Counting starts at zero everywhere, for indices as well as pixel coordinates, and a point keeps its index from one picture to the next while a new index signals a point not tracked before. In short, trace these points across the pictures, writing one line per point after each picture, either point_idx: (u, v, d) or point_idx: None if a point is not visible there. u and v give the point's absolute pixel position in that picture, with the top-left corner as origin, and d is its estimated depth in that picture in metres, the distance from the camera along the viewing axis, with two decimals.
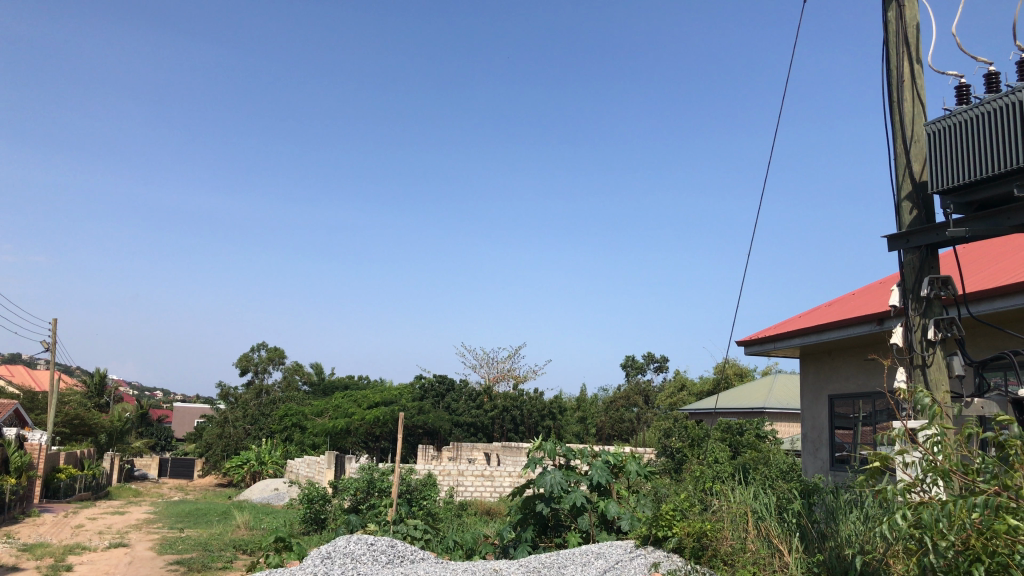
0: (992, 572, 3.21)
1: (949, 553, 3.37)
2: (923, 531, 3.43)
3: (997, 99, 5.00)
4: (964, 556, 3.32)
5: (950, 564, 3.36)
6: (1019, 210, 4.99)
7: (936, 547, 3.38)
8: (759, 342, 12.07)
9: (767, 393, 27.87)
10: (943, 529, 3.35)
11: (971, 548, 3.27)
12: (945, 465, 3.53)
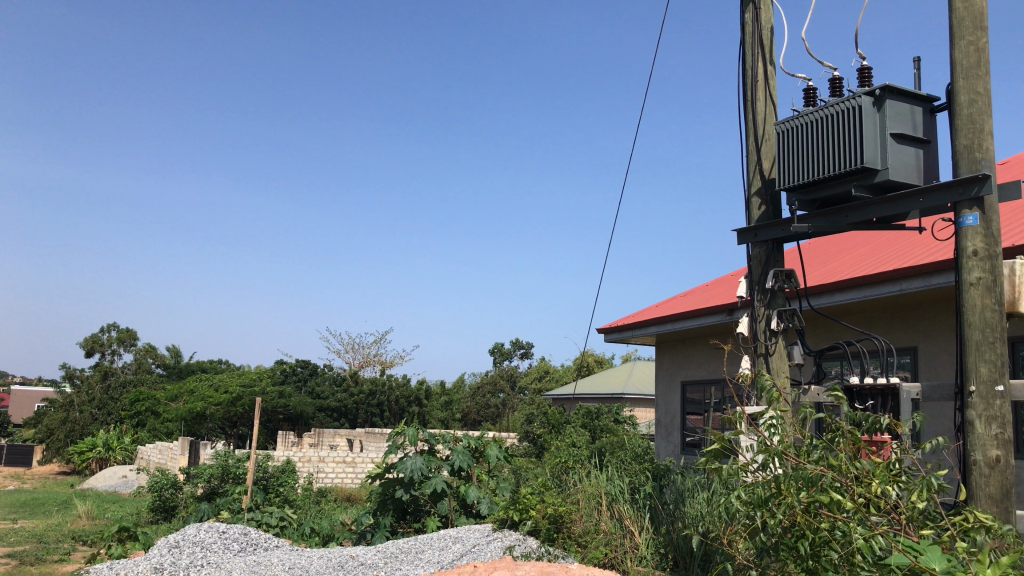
0: (816, 547, 3.38)
1: (778, 530, 3.52)
2: (756, 508, 3.58)
3: (840, 103, 5.29)
4: (791, 534, 3.47)
5: (780, 539, 3.51)
6: (855, 209, 5.32)
7: (767, 523, 3.53)
8: (618, 329, 12.39)
9: (626, 380, 28.77)
10: (773, 507, 3.51)
11: (796, 525, 3.42)
12: (778, 447, 3.71)
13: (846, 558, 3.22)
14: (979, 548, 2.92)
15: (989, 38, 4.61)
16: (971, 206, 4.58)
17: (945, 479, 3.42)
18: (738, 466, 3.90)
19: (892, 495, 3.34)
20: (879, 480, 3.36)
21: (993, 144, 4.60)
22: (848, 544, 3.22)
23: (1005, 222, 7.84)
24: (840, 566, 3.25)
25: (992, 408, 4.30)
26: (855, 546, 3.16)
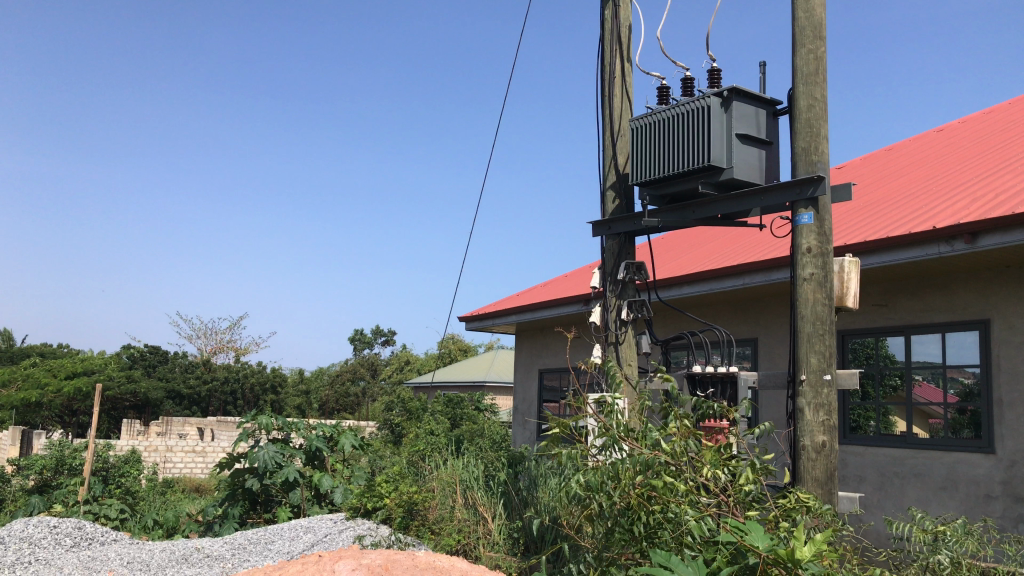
0: (649, 529, 3.48)
1: (616, 511, 3.60)
2: (597, 490, 3.67)
3: (691, 102, 5.48)
4: (627, 515, 3.57)
5: (618, 520, 3.60)
6: (702, 205, 5.55)
7: (607, 505, 3.61)
8: (478, 318, 12.46)
9: (488, 368, 29.00)
10: (612, 490, 3.60)
11: (632, 507, 3.52)
12: (618, 433, 3.82)
13: (677, 537, 3.35)
14: (799, 527, 3.11)
15: (826, 48, 4.90)
16: (806, 206, 4.84)
17: (771, 463, 3.64)
18: (583, 451, 4.00)
19: (723, 479, 3.52)
20: (711, 465, 3.53)
21: (828, 148, 4.88)
22: (679, 524, 3.36)
23: (839, 222, 8.36)
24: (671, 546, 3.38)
25: (820, 396, 4.59)
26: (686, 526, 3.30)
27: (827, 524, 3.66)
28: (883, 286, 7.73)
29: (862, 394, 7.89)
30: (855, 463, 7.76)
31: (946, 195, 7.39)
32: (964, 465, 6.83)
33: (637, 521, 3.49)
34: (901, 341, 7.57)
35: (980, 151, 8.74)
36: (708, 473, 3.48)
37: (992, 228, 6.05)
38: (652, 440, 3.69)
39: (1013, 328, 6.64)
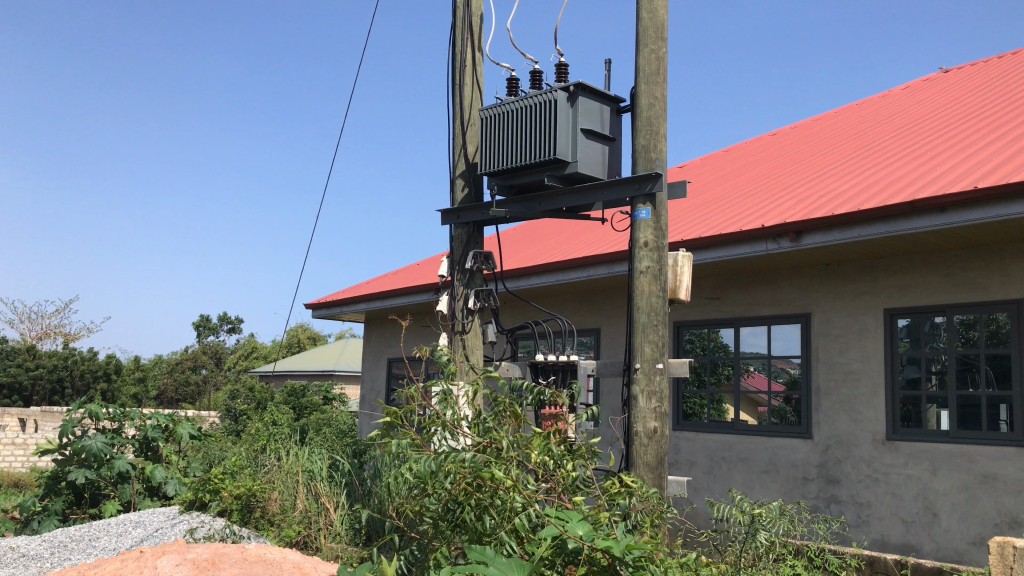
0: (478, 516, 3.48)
1: (446, 500, 3.58)
2: (428, 481, 3.63)
3: (539, 95, 5.56)
4: (456, 504, 3.55)
5: (447, 507, 3.58)
6: (547, 198, 5.64)
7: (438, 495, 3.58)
8: (327, 306, 12.23)
9: (338, 357, 28.54)
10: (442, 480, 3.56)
11: (462, 496, 3.51)
12: None
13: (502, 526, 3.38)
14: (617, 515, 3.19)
15: (667, 50, 5.09)
16: (644, 201, 5.01)
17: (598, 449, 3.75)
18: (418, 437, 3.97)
19: (551, 466, 3.57)
20: (539, 451, 3.58)
21: (666, 147, 5.07)
22: (506, 512, 3.37)
23: (679, 218, 8.70)
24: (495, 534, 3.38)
25: (654, 383, 4.80)
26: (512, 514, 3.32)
27: (651, 507, 3.76)
28: (716, 280, 8.11)
29: (695, 382, 8.26)
30: (687, 448, 8.12)
31: (775, 196, 7.84)
32: (785, 450, 7.29)
33: (467, 506, 3.46)
34: (732, 332, 7.97)
35: (807, 155, 9.35)
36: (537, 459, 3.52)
37: (814, 228, 6.47)
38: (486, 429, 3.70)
39: (831, 322, 7.14)
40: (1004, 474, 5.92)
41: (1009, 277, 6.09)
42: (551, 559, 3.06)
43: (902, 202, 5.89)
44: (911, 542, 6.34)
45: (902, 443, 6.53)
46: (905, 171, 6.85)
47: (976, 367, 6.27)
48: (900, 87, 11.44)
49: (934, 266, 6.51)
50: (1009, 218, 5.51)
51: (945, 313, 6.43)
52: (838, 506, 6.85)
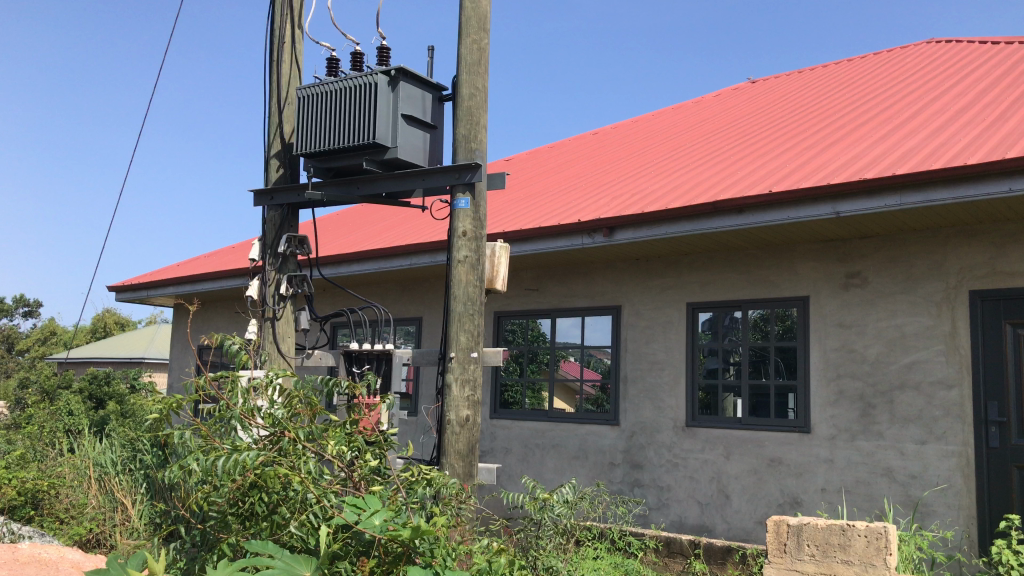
0: (271, 505, 3.33)
1: (232, 492, 3.38)
2: (212, 475, 3.39)
3: (360, 77, 5.45)
4: (244, 495, 3.37)
5: (234, 499, 3.39)
6: (365, 182, 5.53)
7: (223, 488, 3.36)
8: (132, 288, 11.50)
9: (147, 343, 27.00)
10: (227, 473, 3.34)
11: (250, 485, 3.33)
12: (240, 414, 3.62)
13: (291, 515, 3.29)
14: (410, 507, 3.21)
15: (489, 41, 5.11)
16: (464, 190, 5.02)
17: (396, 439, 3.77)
18: (209, 426, 3.75)
19: (347, 455, 3.56)
20: (337, 442, 3.55)
21: (486, 137, 5.10)
22: (297, 503, 3.27)
23: (501, 210, 8.81)
24: (288, 525, 3.28)
25: (467, 372, 4.80)
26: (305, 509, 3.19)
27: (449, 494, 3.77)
28: (534, 271, 8.26)
29: (512, 370, 8.38)
30: (502, 436, 8.22)
31: (592, 192, 8.09)
32: (594, 437, 7.55)
33: (257, 499, 3.35)
34: (548, 323, 8.16)
35: (624, 154, 9.71)
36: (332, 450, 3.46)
37: (626, 224, 6.72)
38: (281, 420, 3.58)
39: (639, 314, 7.45)
40: (788, 457, 6.41)
41: (797, 276, 6.58)
42: (338, 544, 3.05)
43: (706, 202, 6.22)
44: (705, 523, 6.74)
45: (700, 429, 6.92)
46: (711, 173, 7.25)
47: (767, 358, 6.74)
48: (712, 95, 12.10)
49: (732, 264, 6.94)
50: (798, 221, 5.95)
51: (743, 308, 6.87)
52: (641, 490, 7.16)
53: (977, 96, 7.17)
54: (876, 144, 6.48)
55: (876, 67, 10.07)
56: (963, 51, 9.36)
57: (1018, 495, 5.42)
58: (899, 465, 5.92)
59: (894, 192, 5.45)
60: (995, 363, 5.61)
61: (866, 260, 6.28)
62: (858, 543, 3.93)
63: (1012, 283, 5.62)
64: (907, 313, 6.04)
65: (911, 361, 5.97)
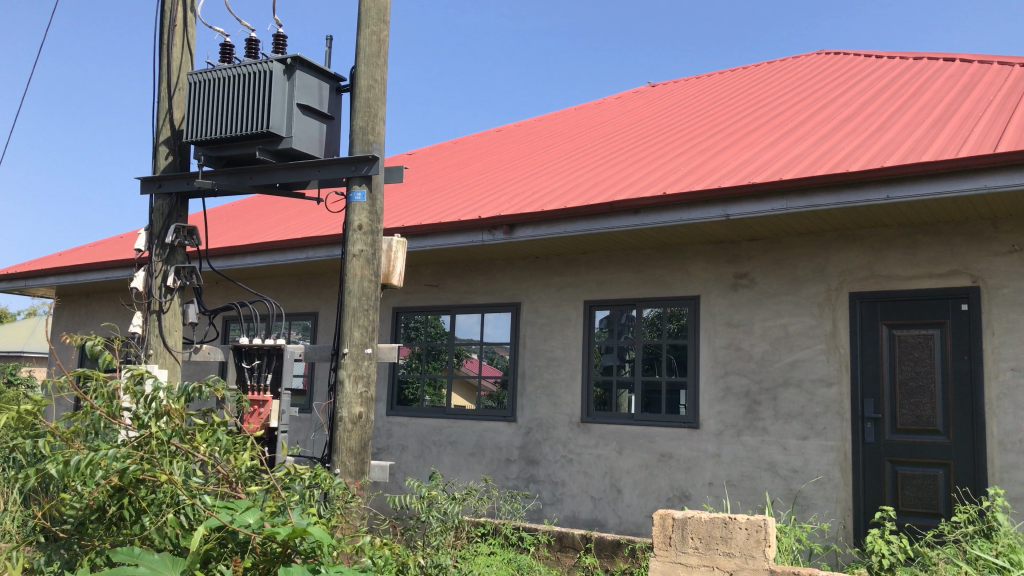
0: (139, 510, 3.21)
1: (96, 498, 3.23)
2: (71, 481, 3.22)
3: (254, 65, 5.30)
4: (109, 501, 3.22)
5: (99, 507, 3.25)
6: (259, 172, 5.38)
7: (84, 494, 3.21)
8: (9, 279, 10.88)
9: (28, 337, 25.68)
10: (90, 479, 3.18)
11: (115, 492, 3.20)
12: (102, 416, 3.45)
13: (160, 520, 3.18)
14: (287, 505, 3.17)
15: (389, 33, 5.04)
16: (360, 183, 4.94)
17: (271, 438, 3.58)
18: (77, 426, 3.56)
19: (219, 456, 3.41)
20: (210, 443, 3.40)
21: (384, 130, 5.03)
22: (166, 508, 3.17)
23: (401, 205, 8.72)
24: (156, 529, 3.17)
25: (360, 368, 4.72)
26: (174, 511, 3.13)
27: (334, 494, 3.71)
28: (434, 267, 8.21)
29: (410, 366, 8.31)
30: (399, 433, 8.15)
31: (493, 189, 8.10)
32: (491, 433, 7.57)
33: (123, 505, 3.22)
34: (448, 319, 8.13)
35: (526, 152, 9.76)
36: (207, 451, 3.36)
37: (525, 221, 6.75)
38: (146, 422, 3.37)
39: (537, 311, 7.51)
40: (678, 452, 6.57)
41: (689, 276, 6.75)
42: (212, 549, 2.95)
43: (603, 202, 6.31)
44: (598, 517, 6.84)
45: (594, 425, 7.02)
46: (610, 174, 7.36)
47: (660, 356, 6.89)
48: (614, 96, 12.30)
49: (628, 263, 7.07)
50: (691, 223, 6.10)
51: (638, 307, 7.00)
52: (536, 486, 7.22)
53: (860, 106, 7.50)
54: (768, 150, 6.71)
55: (769, 76, 10.43)
56: (850, 64, 9.79)
57: (890, 488, 5.70)
58: (782, 459, 6.14)
59: (780, 197, 5.65)
60: (871, 362, 5.90)
61: (754, 261, 6.48)
62: (738, 536, 4.05)
63: (888, 286, 5.90)
64: (791, 313, 6.27)
65: (795, 360, 6.20)
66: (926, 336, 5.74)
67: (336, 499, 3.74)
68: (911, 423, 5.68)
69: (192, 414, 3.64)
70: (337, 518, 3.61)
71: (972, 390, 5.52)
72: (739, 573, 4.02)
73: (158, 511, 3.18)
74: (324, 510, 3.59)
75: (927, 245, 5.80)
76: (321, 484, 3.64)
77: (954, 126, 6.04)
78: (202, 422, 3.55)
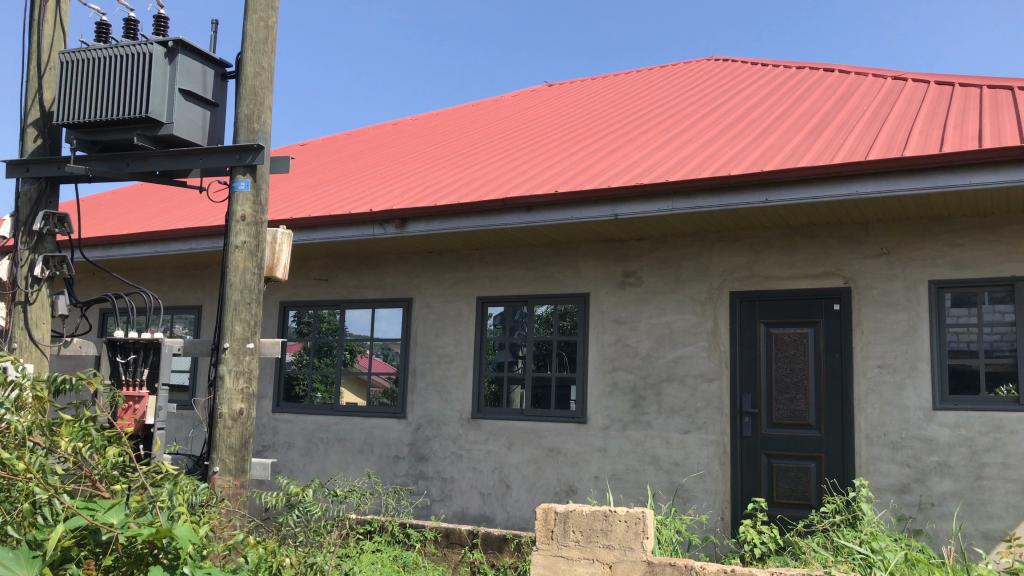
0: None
1: None
2: None
3: (132, 46, 5.07)
4: None
5: None
6: (137, 159, 5.18)
7: None
8: None
9: None
10: None
11: None
12: None
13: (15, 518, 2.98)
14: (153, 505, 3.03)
15: (277, 20, 4.90)
16: (244, 172, 4.79)
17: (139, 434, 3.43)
18: None
19: (84, 452, 3.22)
20: (74, 438, 3.21)
21: (271, 119, 4.89)
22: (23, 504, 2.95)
23: (291, 196, 8.53)
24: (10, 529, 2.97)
25: (242, 363, 4.59)
26: (30, 508, 2.90)
27: (204, 494, 3.59)
28: (324, 261, 8.06)
29: (298, 362, 8.14)
30: (285, 430, 7.96)
31: (386, 183, 8.01)
32: (380, 430, 7.48)
33: None
34: (337, 314, 8.00)
35: (420, 146, 9.69)
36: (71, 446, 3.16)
37: (417, 216, 6.70)
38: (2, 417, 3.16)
39: (428, 307, 7.47)
40: (565, 447, 6.65)
41: (579, 274, 6.85)
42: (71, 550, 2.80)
43: (495, 199, 6.32)
44: (486, 513, 6.86)
45: (483, 421, 7.04)
46: (503, 171, 7.38)
47: (550, 352, 6.96)
48: (511, 94, 12.35)
49: (520, 260, 7.11)
50: (581, 221, 6.18)
51: (529, 304, 7.05)
52: (424, 482, 7.18)
53: (745, 113, 7.76)
54: (656, 152, 6.86)
55: (661, 80, 10.67)
56: (736, 70, 10.11)
57: (765, 480, 5.93)
58: (665, 453, 6.30)
59: (667, 197, 5.78)
60: (749, 359, 6.12)
61: (641, 260, 6.62)
62: (619, 528, 4.13)
63: (766, 285, 6.12)
64: (675, 311, 6.43)
65: (678, 356, 6.37)
66: (801, 334, 5.99)
67: (207, 499, 3.61)
68: (786, 418, 5.92)
69: (53, 410, 3.44)
70: (208, 518, 3.48)
71: (842, 386, 5.80)
72: (619, 564, 4.10)
73: (11, 510, 2.98)
74: (195, 509, 3.46)
75: (803, 247, 6.05)
76: (189, 484, 3.52)
77: (830, 135, 6.32)
78: (65, 417, 3.35)
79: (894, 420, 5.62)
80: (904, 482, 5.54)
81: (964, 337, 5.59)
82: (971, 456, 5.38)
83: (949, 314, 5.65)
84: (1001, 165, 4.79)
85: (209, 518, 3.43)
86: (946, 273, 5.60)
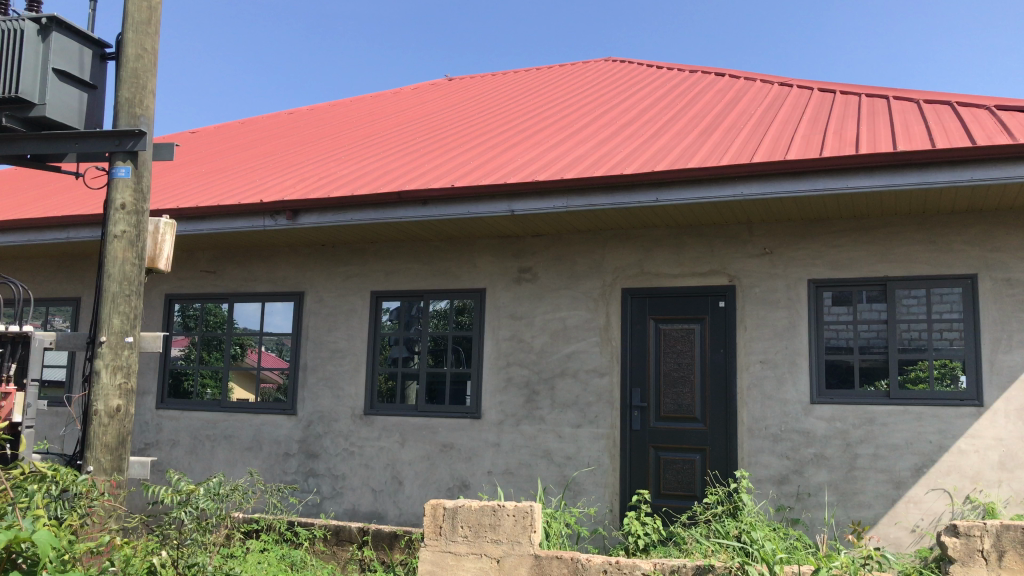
0: None
1: None
2: None
3: (3, 22, 4.78)
4: None
5: None
6: (6, 141, 4.90)
7: None
8: None
9: None
10: None
11: None
12: None
13: None
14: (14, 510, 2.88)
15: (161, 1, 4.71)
16: (124, 158, 4.58)
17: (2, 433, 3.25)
18: None
19: None
20: None
21: (153, 104, 4.69)
22: None
23: (177, 185, 8.22)
24: None
25: (119, 358, 4.39)
26: None
27: (72, 496, 3.43)
28: (212, 253, 7.81)
29: (185, 357, 7.86)
30: (169, 427, 7.67)
31: (278, 174, 7.81)
32: (269, 427, 7.30)
33: None
34: (225, 307, 7.76)
35: (315, 137, 9.51)
36: None
37: (310, 208, 6.56)
38: None
39: (321, 301, 7.33)
40: (458, 443, 6.65)
41: (475, 269, 6.85)
42: None
43: (390, 192, 6.24)
44: (377, 509, 6.79)
45: (376, 417, 6.96)
46: (399, 164, 7.31)
47: (445, 348, 6.94)
48: (410, 87, 12.25)
49: (415, 254, 7.06)
50: (477, 216, 6.17)
51: (424, 299, 7.01)
52: (315, 479, 7.05)
53: (638, 114, 7.91)
54: (553, 149, 6.92)
55: (559, 79, 10.76)
56: (633, 72, 10.29)
57: (652, 472, 6.06)
58: (557, 447, 6.37)
59: (562, 194, 5.84)
60: (640, 354, 6.25)
61: (536, 256, 6.67)
62: (507, 523, 4.15)
63: (656, 283, 6.26)
64: (569, 307, 6.51)
65: (571, 352, 6.45)
66: (688, 330, 6.16)
67: (76, 502, 3.45)
68: (673, 411, 6.08)
69: None
70: (75, 522, 3.31)
71: (726, 380, 5.99)
72: (506, 559, 4.13)
73: None
74: (59, 514, 3.30)
75: (692, 245, 6.21)
76: (55, 487, 3.36)
77: (718, 137, 6.50)
78: None
79: (775, 414, 5.83)
80: (783, 473, 5.76)
81: (840, 334, 5.85)
82: (845, 447, 5.64)
83: (827, 311, 5.90)
84: (876, 170, 5.02)
85: (76, 522, 3.28)
86: (824, 273, 5.84)
